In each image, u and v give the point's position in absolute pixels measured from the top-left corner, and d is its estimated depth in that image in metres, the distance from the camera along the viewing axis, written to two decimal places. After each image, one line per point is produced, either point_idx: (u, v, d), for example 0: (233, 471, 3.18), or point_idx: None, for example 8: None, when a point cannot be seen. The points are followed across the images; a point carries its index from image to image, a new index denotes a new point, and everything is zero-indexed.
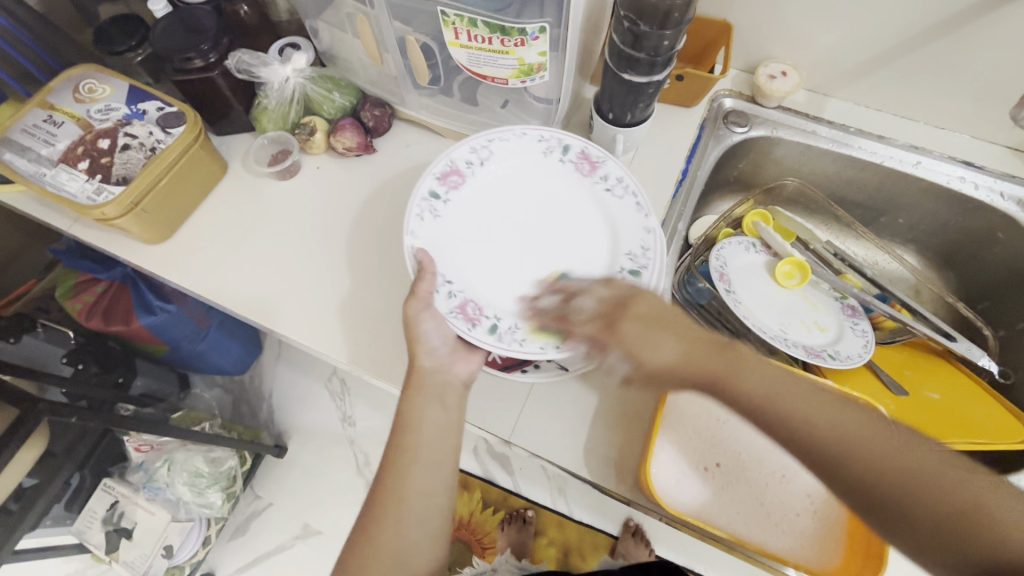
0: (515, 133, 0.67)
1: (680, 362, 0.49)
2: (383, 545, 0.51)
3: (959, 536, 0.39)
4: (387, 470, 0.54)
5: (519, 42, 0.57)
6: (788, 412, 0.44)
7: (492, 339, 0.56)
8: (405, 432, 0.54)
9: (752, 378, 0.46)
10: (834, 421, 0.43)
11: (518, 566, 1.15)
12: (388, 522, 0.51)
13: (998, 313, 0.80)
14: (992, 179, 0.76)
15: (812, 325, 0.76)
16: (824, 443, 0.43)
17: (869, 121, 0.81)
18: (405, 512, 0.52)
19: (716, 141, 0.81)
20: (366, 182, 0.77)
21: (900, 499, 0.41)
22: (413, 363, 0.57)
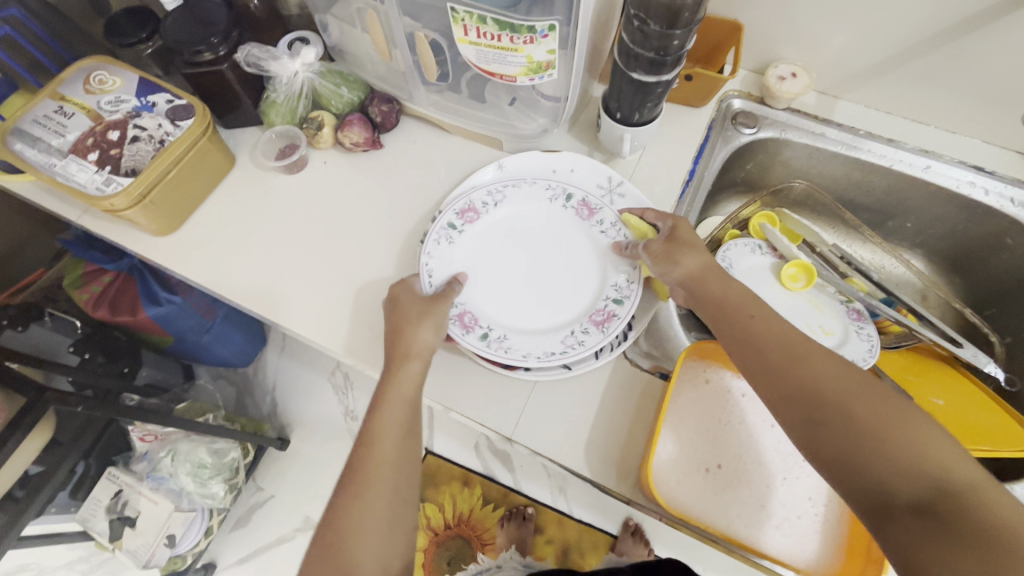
0: (525, 181, 0.72)
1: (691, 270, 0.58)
2: (358, 505, 0.51)
3: (899, 467, 0.43)
4: (365, 436, 0.55)
5: (529, 39, 0.57)
6: (770, 332, 0.52)
7: (486, 346, 0.61)
8: (381, 398, 0.57)
9: (726, 297, 0.56)
10: (813, 347, 0.50)
11: (522, 564, 1.14)
12: (365, 482, 0.52)
13: (1005, 320, 0.79)
14: (1002, 184, 0.75)
15: (817, 328, 0.76)
16: (793, 359, 0.49)
17: (879, 124, 0.81)
18: (380, 471, 0.53)
19: (724, 141, 0.80)
20: (372, 177, 0.77)
21: (847, 418, 0.45)
22: (392, 352, 0.59)
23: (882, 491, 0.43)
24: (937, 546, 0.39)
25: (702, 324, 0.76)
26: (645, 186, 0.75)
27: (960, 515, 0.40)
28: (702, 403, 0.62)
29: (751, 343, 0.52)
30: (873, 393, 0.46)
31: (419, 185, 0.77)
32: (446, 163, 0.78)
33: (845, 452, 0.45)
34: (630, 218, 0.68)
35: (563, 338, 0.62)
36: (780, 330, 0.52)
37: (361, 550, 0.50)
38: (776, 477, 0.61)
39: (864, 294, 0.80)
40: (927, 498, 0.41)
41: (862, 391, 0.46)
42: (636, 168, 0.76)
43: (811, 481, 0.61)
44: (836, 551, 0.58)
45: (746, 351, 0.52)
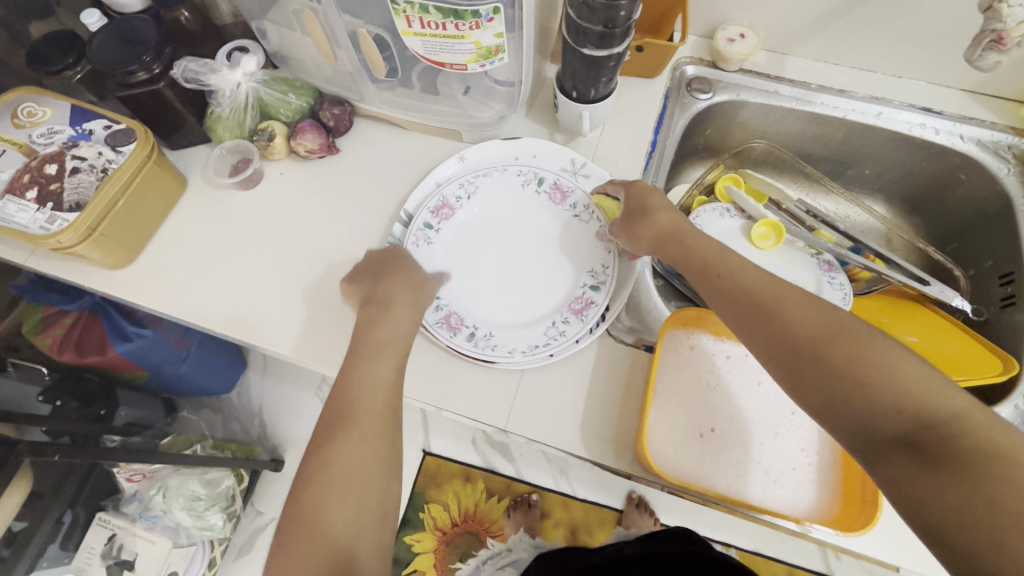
0: (497, 169, 0.71)
1: (659, 229, 0.59)
2: (343, 464, 0.52)
3: (885, 406, 0.43)
4: (343, 398, 0.55)
5: (474, 24, 0.56)
6: (743, 282, 0.52)
7: (474, 346, 0.61)
8: (360, 363, 0.56)
9: (696, 251, 0.57)
10: (787, 292, 0.51)
11: (532, 544, 1.15)
12: (349, 444, 0.52)
13: (966, 254, 0.80)
14: (951, 123, 0.77)
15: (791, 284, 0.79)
16: (768, 308, 0.50)
17: (829, 76, 0.82)
18: (365, 433, 0.53)
19: (682, 109, 0.81)
20: (333, 184, 0.75)
21: (831, 363, 0.46)
22: (362, 338, 0.58)
23: (868, 429, 0.44)
24: (924, 477, 0.41)
25: (682, 293, 0.77)
26: (610, 163, 0.74)
27: (944, 444, 0.41)
28: (688, 371, 0.63)
29: (727, 298, 0.53)
30: (856, 335, 0.46)
31: (382, 186, 0.75)
32: (407, 160, 0.76)
33: (829, 396, 0.45)
34: (602, 199, 0.68)
35: (545, 329, 0.62)
36: (758, 282, 0.52)
37: (351, 509, 0.51)
38: (766, 436, 0.61)
39: (833, 245, 0.82)
40: (913, 433, 0.42)
41: (844, 334, 0.47)
42: (598, 145, 0.76)
43: (802, 432, 0.61)
44: (833, 496, 0.57)
45: (724, 305, 0.53)
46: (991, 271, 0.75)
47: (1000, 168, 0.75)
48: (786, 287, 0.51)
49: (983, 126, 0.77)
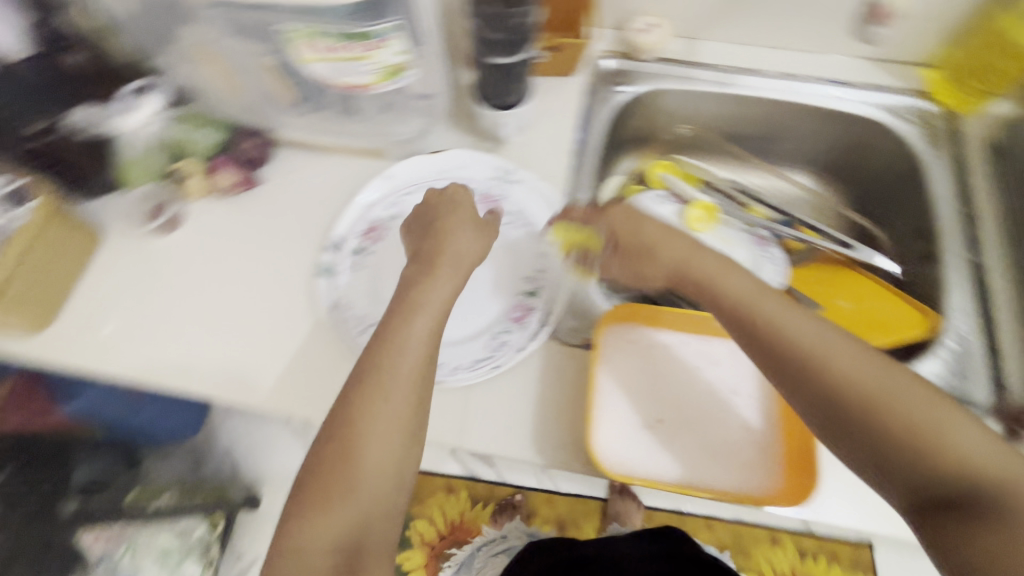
0: (423, 185, 0.71)
1: (687, 269, 0.57)
2: (370, 422, 0.49)
3: (940, 469, 0.43)
4: (376, 352, 0.52)
5: (374, 45, 0.55)
6: (794, 332, 0.50)
7: None
8: (397, 320, 0.54)
9: (736, 293, 0.53)
10: (839, 343, 0.49)
11: (528, 531, 1.16)
12: (377, 403, 0.50)
13: (885, 216, 0.83)
14: (860, 92, 0.80)
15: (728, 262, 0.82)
16: (820, 361, 0.48)
17: (743, 57, 0.83)
18: (393, 392, 0.50)
19: (603, 103, 0.82)
20: (258, 217, 0.73)
21: (878, 422, 0.45)
22: (405, 292, 0.56)
23: (920, 487, 0.44)
24: (976, 537, 0.41)
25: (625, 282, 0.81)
26: (539, 165, 0.74)
27: (997, 505, 0.41)
28: (633, 365, 0.63)
29: (773, 347, 0.50)
30: (903, 392, 0.46)
31: (310, 214, 0.73)
32: (333, 184, 0.74)
33: (882, 453, 0.45)
34: (559, 231, 0.66)
35: (486, 341, 0.63)
36: (794, 332, 0.50)
37: (370, 472, 0.49)
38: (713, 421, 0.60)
39: (764, 220, 0.85)
40: (966, 495, 0.42)
41: (895, 392, 0.46)
42: (525, 149, 0.75)
43: (745, 411, 0.61)
44: (776, 470, 0.58)
45: (769, 355, 0.51)
46: (911, 231, 0.78)
47: (907, 131, 0.78)
48: (823, 332, 0.50)
49: (889, 92, 0.80)
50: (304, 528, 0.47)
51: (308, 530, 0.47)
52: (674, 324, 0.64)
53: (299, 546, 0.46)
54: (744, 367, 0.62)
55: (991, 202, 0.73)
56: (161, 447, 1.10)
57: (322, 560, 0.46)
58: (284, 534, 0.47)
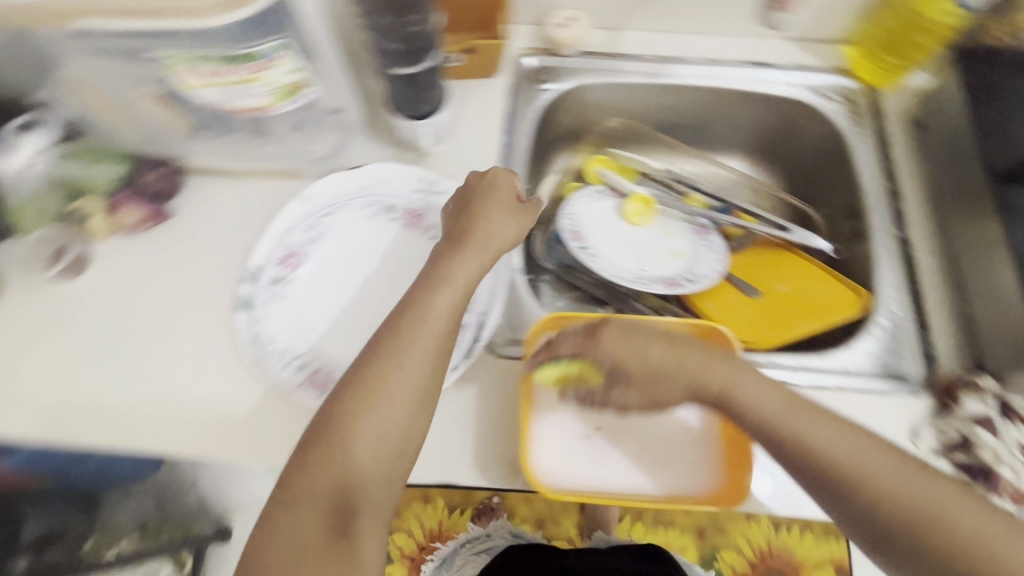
0: (341, 204, 0.67)
1: (701, 373, 0.51)
2: (383, 386, 0.48)
3: None
4: (398, 317, 0.52)
5: (261, 66, 0.52)
6: (829, 445, 0.45)
7: None
8: (422, 291, 0.53)
9: (761, 400, 0.49)
10: (877, 452, 0.45)
11: None
12: (391, 368, 0.49)
13: (818, 195, 0.83)
14: (782, 72, 0.80)
15: (668, 254, 0.81)
16: (860, 477, 0.44)
17: (666, 45, 0.82)
18: (407, 358, 0.50)
19: (528, 103, 0.80)
20: (171, 252, 0.69)
21: (937, 539, 0.42)
22: (433, 268, 0.56)
23: None
24: None
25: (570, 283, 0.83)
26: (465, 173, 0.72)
27: None
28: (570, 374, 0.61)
29: (809, 462, 0.46)
30: (954, 504, 0.42)
31: (227, 244, 0.69)
32: (251, 210, 0.71)
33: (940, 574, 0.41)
34: (541, 375, 0.57)
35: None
36: (830, 439, 0.46)
37: (373, 434, 0.47)
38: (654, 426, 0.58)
39: (702, 209, 0.84)
40: None
41: (944, 505, 0.43)
42: (449, 157, 0.73)
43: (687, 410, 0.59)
44: (718, 468, 0.56)
45: (803, 471, 0.46)
46: (841, 209, 0.79)
47: (831, 109, 0.78)
48: (861, 438, 0.46)
49: (809, 71, 0.80)
50: (302, 483, 0.46)
51: (306, 485, 0.46)
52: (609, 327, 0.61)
53: (295, 500, 0.45)
54: None
55: (913, 175, 0.73)
56: (116, 493, 0.60)
57: (316, 515, 0.45)
58: (282, 486, 0.46)
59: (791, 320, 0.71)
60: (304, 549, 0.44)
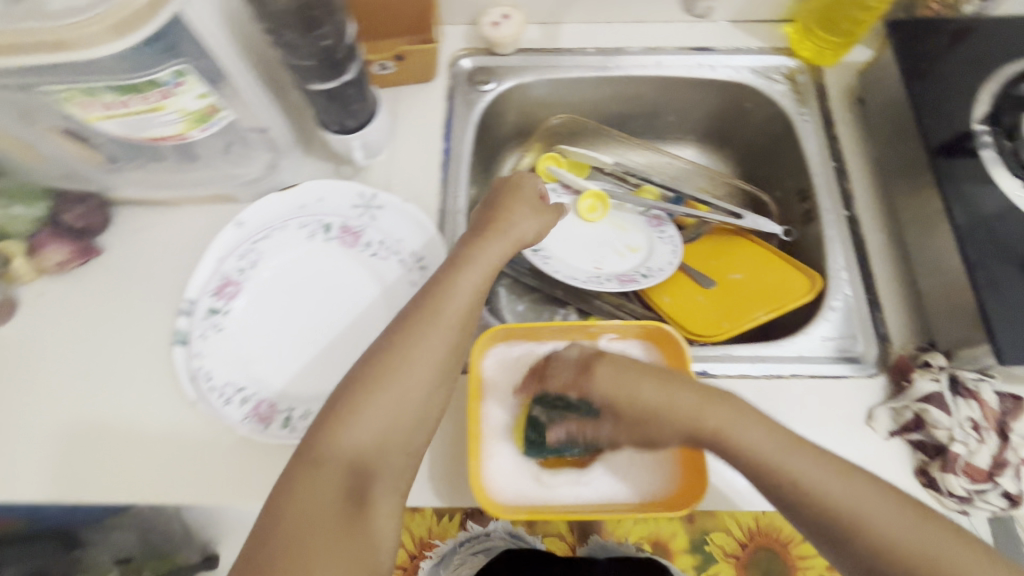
0: (275, 227, 0.65)
1: (693, 419, 0.48)
2: (406, 359, 0.49)
3: None
4: (426, 293, 0.53)
5: (162, 94, 0.49)
6: (827, 495, 0.44)
7: (289, 431, 0.56)
8: (447, 273, 0.54)
9: (758, 441, 0.46)
10: (877, 501, 0.43)
11: None
12: (415, 342, 0.50)
13: (770, 178, 0.82)
14: (724, 56, 0.79)
15: (624, 249, 0.80)
16: (859, 531, 0.42)
17: (604, 36, 0.80)
18: (431, 335, 0.50)
19: (468, 105, 0.77)
20: (103, 289, 0.66)
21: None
22: (454, 255, 0.57)
23: None
24: None
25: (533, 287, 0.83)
26: (406, 184, 0.70)
27: None
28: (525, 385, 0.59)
29: (805, 513, 0.44)
30: (954, 559, 0.41)
31: (162, 275, 0.66)
32: (185, 239, 0.68)
33: None
34: (531, 407, 0.56)
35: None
36: (829, 488, 0.44)
37: (391, 406, 0.47)
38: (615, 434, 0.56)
39: (656, 201, 0.82)
40: None
41: (944, 558, 0.41)
42: (388, 168, 0.71)
43: None
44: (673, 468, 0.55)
45: (800, 517, 0.45)
46: (792, 190, 0.78)
47: (775, 90, 0.77)
48: (867, 489, 0.44)
49: (750, 53, 0.79)
50: (324, 450, 0.45)
51: (327, 453, 0.45)
52: (555, 334, 0.60)
53: (318, 465, 0.45)
54: None
55: (858, 152, 0.72)
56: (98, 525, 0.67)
57: (336, 482, 0.45)
58: (302, 451, 0.46)
59: (746, 309, 0.71)
60: (324, 518, 0.43)
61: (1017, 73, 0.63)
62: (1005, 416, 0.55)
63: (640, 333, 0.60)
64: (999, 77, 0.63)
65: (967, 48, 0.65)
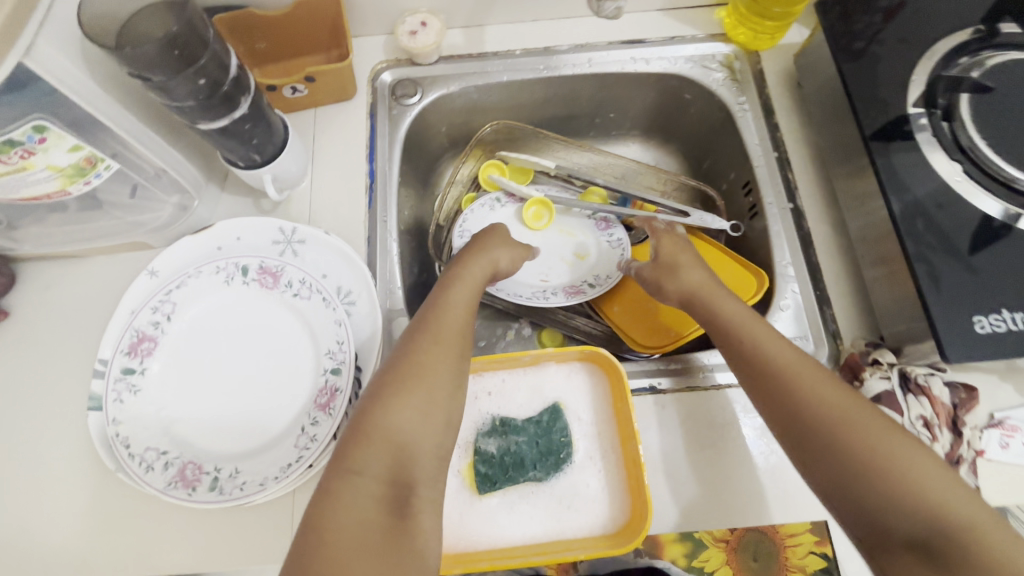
0: (188, 273, 0.60)
1: (719, 307, 0.53)
2: (421, 363, 0.48)
3: None
4: (430, 306, 0.53)
5: (24, 152, 0.45)
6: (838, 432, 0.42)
7: (216, 496, 0.53)
8: (446, 287, 0.55)
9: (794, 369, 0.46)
10: (890, 441, 0.41)
11: None
12: (427, 347, 0.49)
13: (715, 170, 0.79)
14: (657, 48, 0.75)
15: (572, 257, 0.77)
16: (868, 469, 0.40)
17: (531, 36, 0.76)
18: (442, 340, 0.49)
19: (392, 122, 0.73)
20: (14, 354, 0.62)
21: (965, 547, 0.37)
22: (449, 272, 0.58)
23: None
24: None
25: (483, 303, 0.79)
26: (330, 213, 0.67)
27: None
28: (466, 421, 0.56)
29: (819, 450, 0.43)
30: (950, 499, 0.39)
31: (75, 335, 0.62)
32: (97, 292, 0.64)
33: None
34: (480, 441, 0.55)
35: (295, 441, 0.55)
36: (842, 424, 0.42)
37: (411, 410, 0.45)
38: (564, 462, 0.54)
39: (601, 203, 0.78)
40: None
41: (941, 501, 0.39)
42: (310, 198, 0.67)
43: (585, 441, 0.55)
44: (621, 496, 0.53)
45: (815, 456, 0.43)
46: (737, 183, 0.75)
47: (712, 79, 0.73)
48: (879, 421, 0.42)
49: (684, 42, 0.75)
50: (360, 455, 0.43)
51: (362, 456, 0.43)
52: (490, 365, 0.57)
53: (354, 471, 0.42)
54: (581, 391, 0.57)
55: (798, 140, 0.69)
56: None
57: (372, 487, 0.42)
58: (338, 458, 0.43)
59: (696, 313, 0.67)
60: (361, 526, 0.40)
61: (949, 51, 0.61)
62: (956, 409, 0.54)
63: (580, 354, 0.57)
64: (933, 56, 0.61)
65: (897, 28, 0.62)
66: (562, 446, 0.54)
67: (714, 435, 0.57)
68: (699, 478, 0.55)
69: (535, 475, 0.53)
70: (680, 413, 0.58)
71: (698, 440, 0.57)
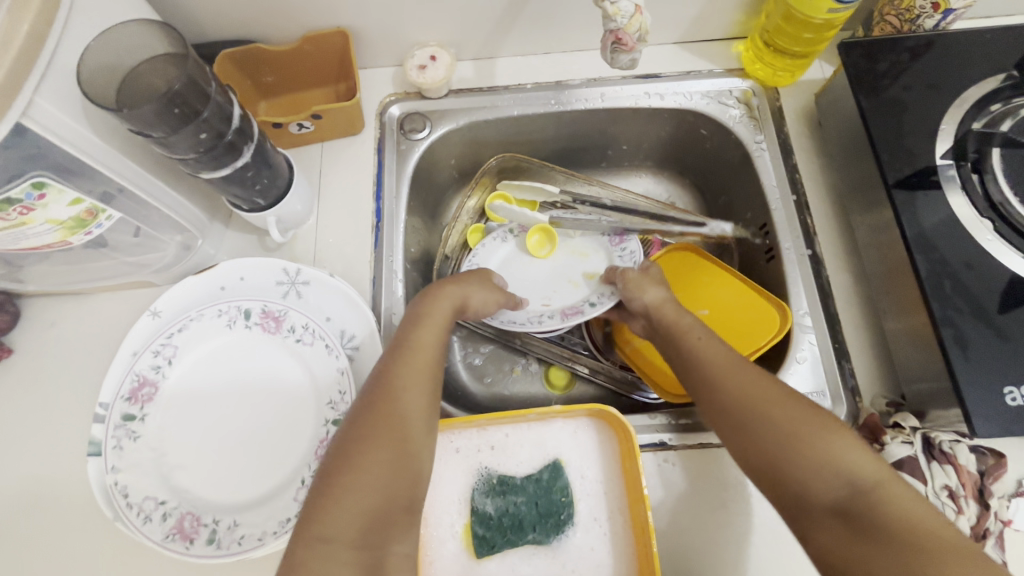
0: (190, 316, 0.59)
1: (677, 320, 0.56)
2: (389, 400, 0.46)
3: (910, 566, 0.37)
4: (396, 345, 0.51)
5: (23, 208, 0.44)
6: (762, 412, 0.45)
7: (214, 550, 0.51)
8: (413, 320, 0.54)
9: (730, 365, 0.48)
10: (807, 419, 0.43)
11: None
12: (393, 379, 0.47)
13: (731, 206, 0.77)
14: (673, 82, 0.73)
15: (580, 278, 0.72)
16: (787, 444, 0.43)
17: (543, 70, 0.75)
18: (410, 381, 0.47)
19: (400, 157, 0.71)
20: (16, 394, 0.61)
21: (879, 513, 0.39)
22: (417, 305, 0.56)
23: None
24: None
25: (488, 337, 0.78)
26: (336, 253, 0.66)
27: None
28: (466, 479, 0.55)
29: (746, 431, 0.45)
30: (855, 464, 0.41)
31: (77, 375, 0.62)
32: (100, 331, 0.63)
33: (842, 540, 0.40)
34: (478, 500, 0.54)
35: (295, 494, 0.54)
36: (766, 410, 0.45)
37: (380, 457, 0.43)
38: (564, 525, 0.52)
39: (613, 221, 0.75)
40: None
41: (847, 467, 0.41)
42: (316, 237, 0.66)
43: (591, 501, 0.53)
44: (628, 562, 0.51)
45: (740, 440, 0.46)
46: (753, 222, 0.72)
47: (728, 116, 0.71)
48: (803, 405, 0.44)
49: (701, 76, 0.73)
50: (329, 520, 0.40)
51: (331, 522, 0.40)
52: (493, 418, 0.55)
53: (325, 537, 0.39)
54: (587, 449, 0.55)
55: (817, 182, 0.67)
56: None
57: (345, 554, 0.39)
58: (305, 524, 0.40)
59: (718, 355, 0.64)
60: None
61: (980, 99, 0.58)
62: (984, 477, 0.51)
63: (587, 409, 0.55)
64: (963, 104, 0.58)
65: (925, 72, 0.60)
66: (562, 509, 0.53)
67: (728, 495, 0.55)
68: (711, 542, 0.53)
69: (534, 538, 0.52)
70: (691, 472, 0.56)
71: (709, 502, 0.54)
